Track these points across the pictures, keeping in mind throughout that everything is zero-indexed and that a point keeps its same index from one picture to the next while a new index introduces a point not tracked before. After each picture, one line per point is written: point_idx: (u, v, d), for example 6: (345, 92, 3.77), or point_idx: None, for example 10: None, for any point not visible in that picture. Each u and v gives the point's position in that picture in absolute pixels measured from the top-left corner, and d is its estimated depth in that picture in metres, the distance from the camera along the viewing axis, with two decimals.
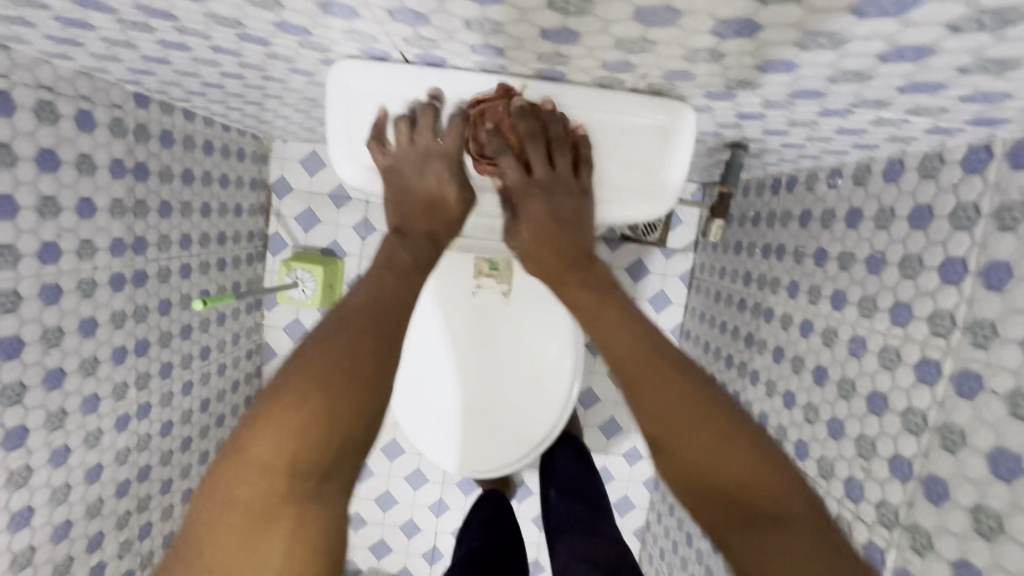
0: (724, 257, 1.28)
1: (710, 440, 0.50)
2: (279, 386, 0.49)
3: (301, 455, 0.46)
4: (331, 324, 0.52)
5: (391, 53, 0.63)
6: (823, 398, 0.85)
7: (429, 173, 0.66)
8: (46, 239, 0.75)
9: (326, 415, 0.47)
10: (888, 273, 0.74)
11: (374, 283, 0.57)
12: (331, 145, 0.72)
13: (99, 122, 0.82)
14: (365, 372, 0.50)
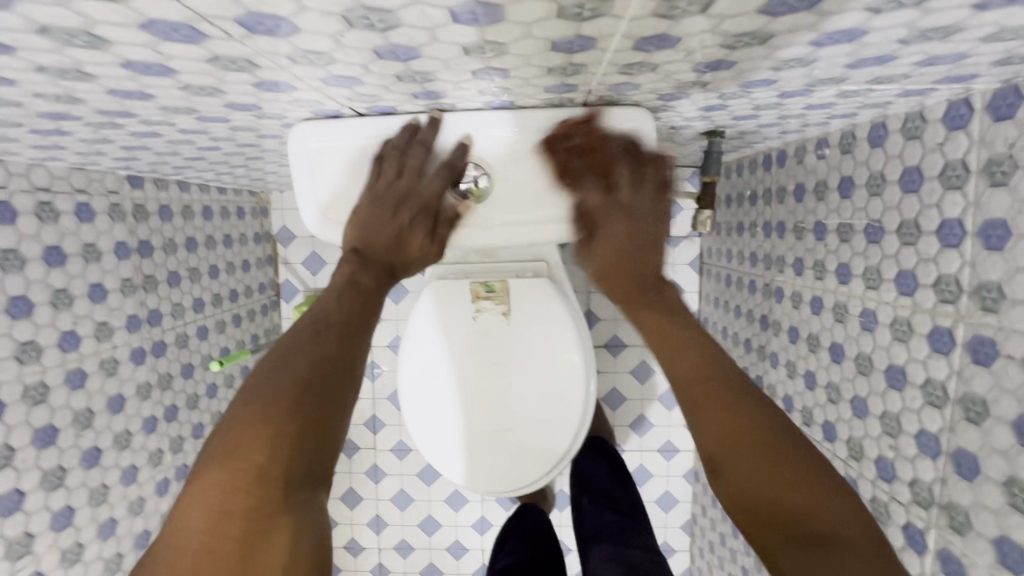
0: (728, 240, 1.24)
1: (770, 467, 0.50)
2: (263, 399, 0.48)
3: (275, 466, 0.45)
4: (306, 337, 0.53)
5: (344, 111, 0.65)
6: (843, 376, 0.81)
7: (401, 213, 0.67)
8: (64, 329, 0.80)
9: (313, 427, 0.48)
10: (888, 242, 0.71)
11: (338, 301, 0.58)
12: (304, 207, 0.73)
13: (98, 211, 0.86)
14: (341, 382, 0.51)
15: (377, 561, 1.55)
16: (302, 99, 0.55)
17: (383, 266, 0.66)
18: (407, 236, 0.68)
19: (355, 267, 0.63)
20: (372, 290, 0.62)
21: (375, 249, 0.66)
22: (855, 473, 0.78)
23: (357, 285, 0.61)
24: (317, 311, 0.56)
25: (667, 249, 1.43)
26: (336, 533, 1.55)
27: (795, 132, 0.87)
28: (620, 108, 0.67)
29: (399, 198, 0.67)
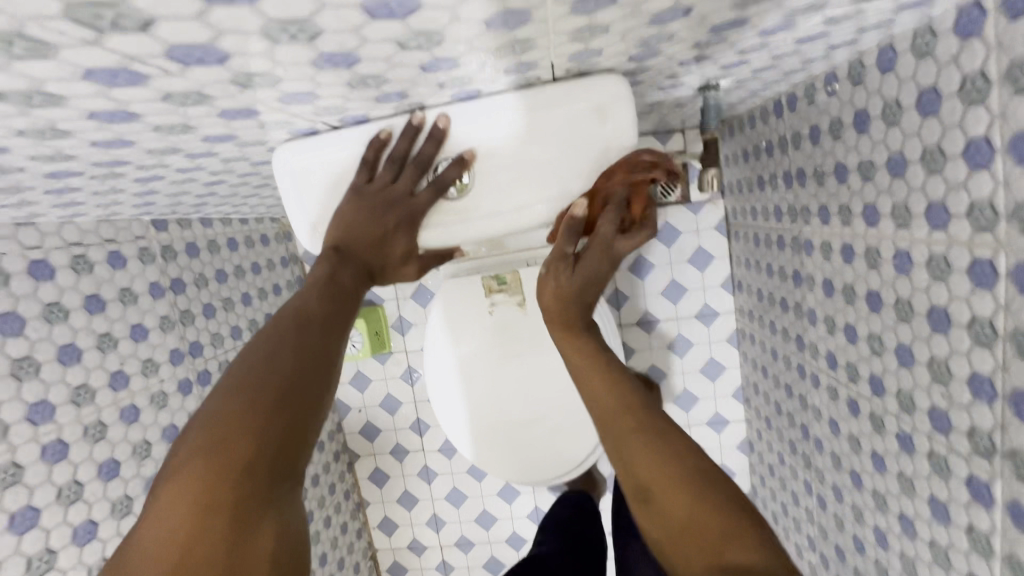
0: (752, 197, 1.18)
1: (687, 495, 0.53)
2: (245, 397, 0.49)
3: (257, 460, 0.47)
4: (290, 335, 0.55)
5: (319, 125, 0.68)
6: (884, 325, 0.75)
7: (388, 215, 0.69)
8: (113, 369, 0.86)
9: (294, 428, 0.50)
10: (912, 174, 0.65)
11: (319, 297, 0.60)
12: (299, 226, 0.75)
13: (129, 256, 0.92)
14: (319, 379, 0.54)
15: (441, 558, 1.59)
16: (271, 118, 0.56)
17: (362, 265, 0.68)
18: (392, 239, 0.70)
19: (336, 265, 0.65)
20: (351, 288, 0.64)
21: (356, 249, 0.68)
22: (909, 427, 0.72)
23: (337, 283, 0.63)
24: (297, 307, 0.58)
25: (690, 216, 1.38)
26: (398, 535, 1.60)
27: (800, 72, 0.81)
28: (594, 79, 0.66)
29: (389, 204, 0.69)
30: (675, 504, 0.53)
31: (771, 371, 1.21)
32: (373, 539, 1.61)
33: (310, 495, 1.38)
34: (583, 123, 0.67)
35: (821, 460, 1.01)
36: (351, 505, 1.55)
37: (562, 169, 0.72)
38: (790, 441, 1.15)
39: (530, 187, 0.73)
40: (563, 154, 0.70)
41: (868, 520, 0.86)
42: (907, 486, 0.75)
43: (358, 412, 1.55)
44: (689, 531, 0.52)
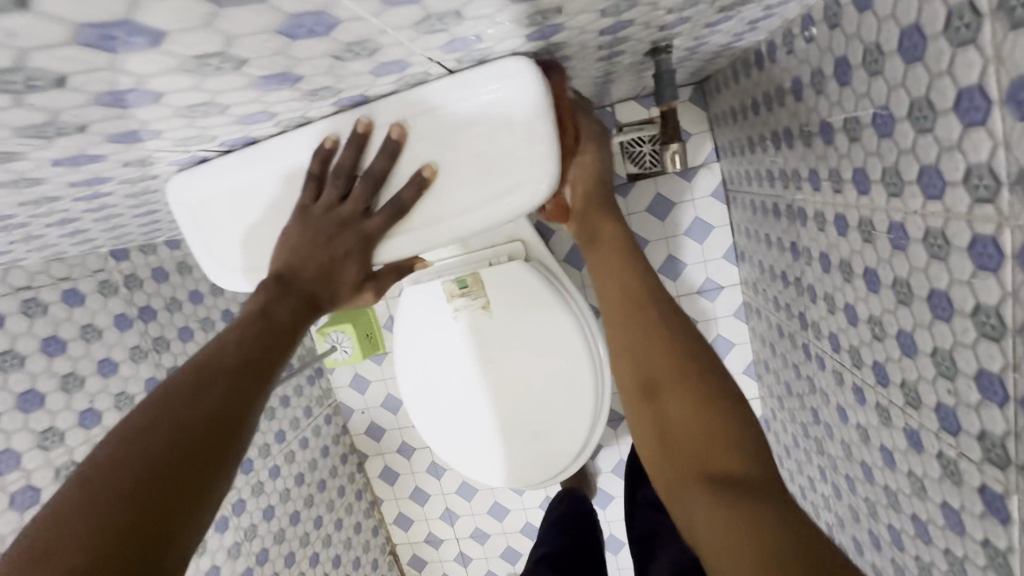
0: (745, 158, 1.06)
1: (694, 391, 0.59)
2: (103, 478, 0.44)
3: (110, 538, 0.41)
4: (187, 392, 0.50)
5: (205, 152, 0.62)
6: (882, 307, 0.65)
7: (337, 241, 0.63)
8: (81, 408, 0.86)
9: (161, 509, 0.44)
10: (901, 133, 0.54)
11: (237, 344, 0.56)
12: (211, 260, 0.70)
13: (87, 291, 0.91)
14: (211, 444, 0.48)
15: (459, 550, 1.60)
16: (135, 155, 0.51)
17: (306, 296, 0.63)
18: (340, 266, 0.64)
19: (271, 298, 0.61)
20: (275, 329, 0.59)
21: (302, 278, 0.63)
22: (915, 423, 0.63)
23: (264, 322, 0.58)
24: (206, 355, 0.54)
25: (683, 184, 1.27)
26: (414, 529, 1.61)
27: (773, 16, 0.69)
28: (515, 66, 0.58)
29: (338, 226, 0.62)
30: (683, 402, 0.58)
31: (779, 349, 1.12)
32: (390, 534, 1.63)
33: (318, 501, 1.39)
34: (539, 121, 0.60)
35: (833, 447, 0.92)
36: (364, 504, 1.57)
37: (494, 170, 0.62)
38: (802, 424, 1.07)
39: (486, 192, 0.63)
40: (491, 153, 0.61)
41: (882, 516, 0.78)
42: (918, 487, 0.66)
43: (362, 413, 1.54)
44: (694, 423, 0.56)
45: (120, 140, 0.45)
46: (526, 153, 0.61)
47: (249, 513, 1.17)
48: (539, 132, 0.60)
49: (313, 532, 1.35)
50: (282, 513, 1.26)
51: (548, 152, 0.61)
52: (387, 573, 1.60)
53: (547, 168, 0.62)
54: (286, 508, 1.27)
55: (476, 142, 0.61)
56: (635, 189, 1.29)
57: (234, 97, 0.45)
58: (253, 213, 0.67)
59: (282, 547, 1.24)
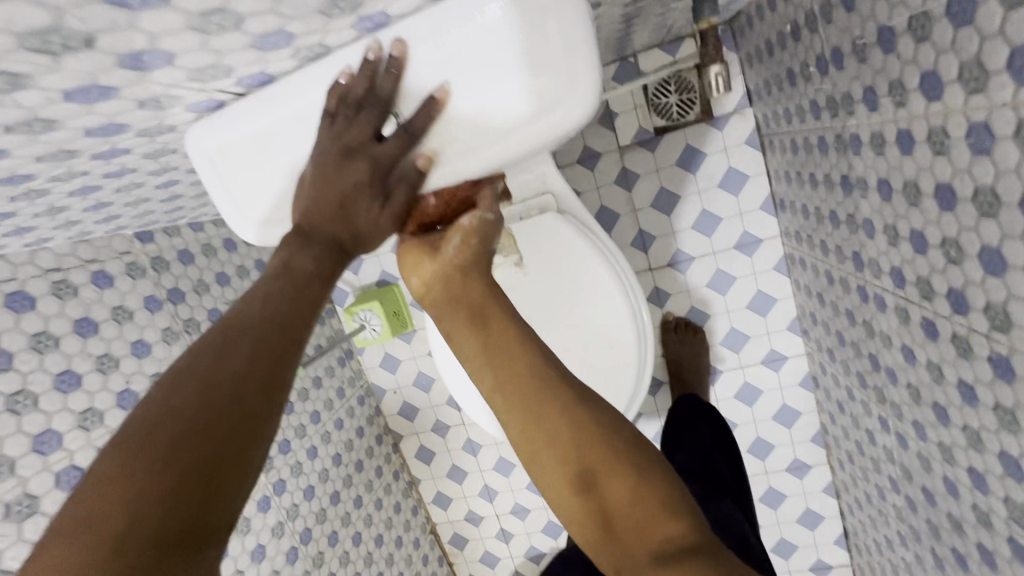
0: (783, 94, 1.00)
1: (631, 472, 0.48)
2: (138, 441, 0.42)
3: (154, 497, 0.40)
4: (217, 350, 0.47)
5: (223, 96, 0.60)
6: (959, 226, 0.59)
7: (348, 172, 0.60)
8: (119, 390, 0.86)
9: (203, 474, 0.42)
10: (986, 16, 0.47)
11: (264, 300, 0.52)
12: (242, 211, 0.70)
13: (116, 273, 0.90)
14: (248, 402, 0.46)
15: (499, 527, 1.58)
16: (151, 95, 0.49)
17: (330, 243, 0.60)
18: (354, 202, 0.60)
19: (295, 250, 0.58)
20: (303, 284, 0.55)
21: (320, 224, 0.60)
22: (1004, 349, 0.58)
23: (293, 274, 0.55)
24: (236, 313, 0.51)
25: (715, 133, 1.21)
26: (454, 508, 1.60)
27: None
28: None
29: (346, 158, 0.60)
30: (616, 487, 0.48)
31: (828, 298, 1.06)
32: (430, 513, 1.63)
33: (357, 481, 1.38)
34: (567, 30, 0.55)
35: (898, 393, 0.86)
36: (402, 484, 1.56)
37: (507, 88, 0.59)
38: (859, 375, 1.01)
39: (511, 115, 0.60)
40: (504, 70, 0.58)
41: (960, 459, 0.73)
42: (1008, 420, 0.61)
43: (394, 393, 1.53)
44: (636, 507, 0.47)
45: (131, 70, 0.42)
46: (539, 65, 0.57)
47: (290, 494, 1.16)
48: (552, 38, 0.56)
49: (354, 512, 1.34)
50: (322, 493, 1.25)
51: (581, 66, 0.57)
52: (429, 553, 1.60)
53: (581, 87, 0.58)
54: (326, 488, 1.27)
55: (493, 58, 0.57)
56: (663, 143, 1.24)
57: (248, 4, 0.40)
58: (276, 159, 0.65)
59: (324, 527, 1.24)
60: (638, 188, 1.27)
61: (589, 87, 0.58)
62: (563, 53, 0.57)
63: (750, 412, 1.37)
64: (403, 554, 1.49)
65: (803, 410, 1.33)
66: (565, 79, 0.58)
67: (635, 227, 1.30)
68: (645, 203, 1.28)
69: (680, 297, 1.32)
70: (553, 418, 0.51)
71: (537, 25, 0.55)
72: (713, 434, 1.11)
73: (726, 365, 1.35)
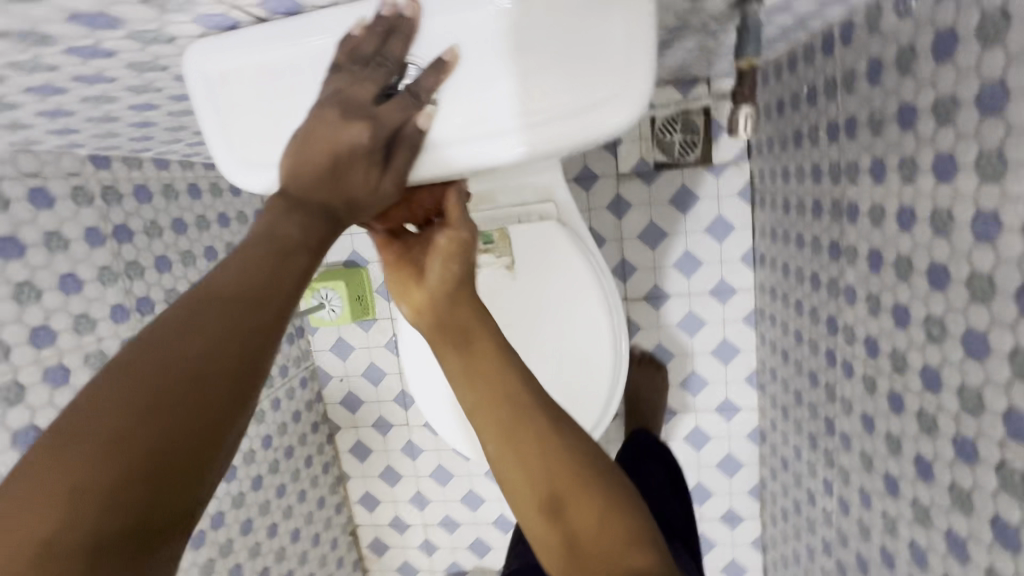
0: (783, 152, 1.03)
1: (599, 498, 0.48)
2: (83, 427, 0.34)
3: (98, 492, 0.33)
4: (185, 320, 0.39)
5: (235, 15, 0.54)
6: (947, 306, 0.61)
7: (343, 133, 0.52)
8: (33, 324, 0.76)
9: (156, 470, 0.35)
10: (1019, 108, 0.49)
11: (247, 264, 0.43)
12: (236, 149, 0.64)
13: (59, 195, 0.80)
14: (217, 386, 0.38)
15: (424, 537, 1.51)
16: None
17: (320, 211, 0.50)
18: (348, 167, 0.52)
19: (278, 214, 0.48)
20: (288, 252, 0.45)
21: (305, 188, 0.50)
22: (971, 431, 0.59)
23: (276, 237, 0.46)
24: (210, 282, 0.42)
25: (710, 179, 1.23)
26: (380, 511, 1.51)
27: None
28: None
29: (343, 115, 0.53)
30: (585, 517, 0.48)
31: (793, 356, 1.09)
32: (353, 514, 1.53)
33: (282, 467, 1.28)
34: (630, 30, 0.57)
35: (851, 460, 0.88)
36: (329, 480, 1.46)
37: (541, 72, 0.57)
38: (811, 435, 1.03)
39: (543, 99, 0.59)
40: (543, 56, 0.57)
41: (903, 532, 0.75)
42: (961, 500, 0.62)
43: (340, 381, 1.44)
44: (608, 536, 0.47)
45: None
46: (581, 58, 0.57)
47: None
48: (599, 38, 0.57)
49: (274, 500, 1.24)
50: (244, 475, 1.15)
51: (639, 72, 0.59)
52: (345, 555, 1.50)
53: (632, 91, 0.59)
54: (249, 471, 1.17)
55: (531, 39, 0.56)
56: (661, 178, 1.25)
57: None
58: (283, 96, 0.60)
59: (239, 513, 1.13)
60: (630, 216, 1.27)
61: (639, 95, 0.59)
62: (610, 55, 0.57)
63: (695, 456, 1.38)
64: (318, 554, 1.39)
65: (747, 461, 1.36)
66: (610, 80, 0.58)
67: (618, 255, 1.30)
68: (632, 233, 1.28)
69: (649, 332, 1.33)
70: (520, 437, 0.51)
71: (584, 20, 0.56)
72: (664, 470, 1.10)
73: (682, 406, 1.35)
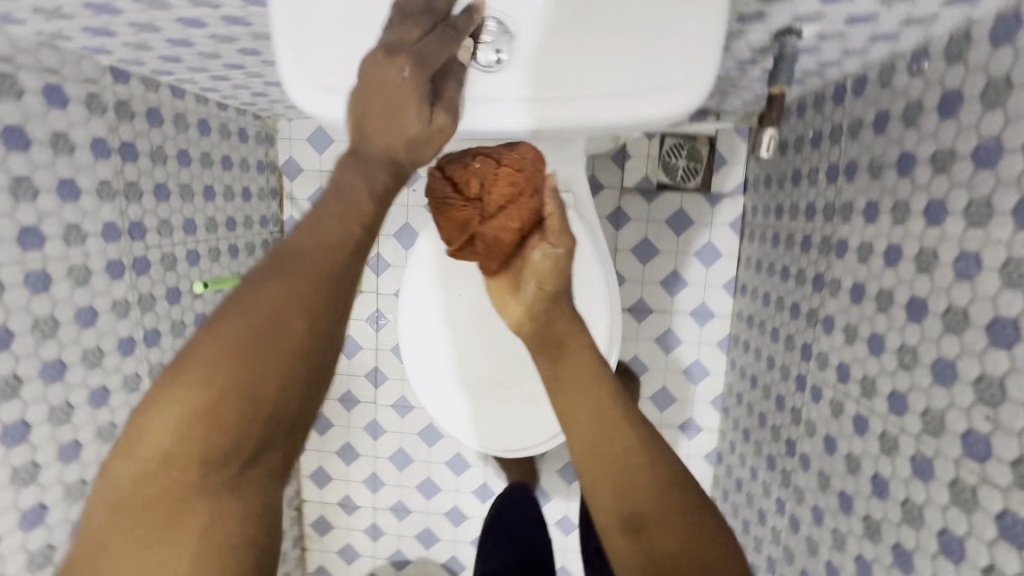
0: (778, 190, 1.12)
1: (681, 518, 0.50)
2: (194, 365, 0.39)
3: (213, 424, 0.38)
4: (281, 275, 0.43)
5: None
6: (923, 336, 0.69)
7: (397, 78, 0.53)
8: (32, 268, 0.73)
9: (254, 412, 0.39)
10: (1011, 165, 0.57)
11: (336, 220, 0.46)
12: (302, 74, 0.69)
13: (78, 142, 0.80)
14: (308, 340, 0.42)
15: (372, 521, 1.50)
16: None
17: (385, 158, 0.51)
18: (405, 110, 0.53)
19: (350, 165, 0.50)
20: (356, 203, 0.47)
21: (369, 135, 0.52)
22: (930, 451, 0.66)
23: (344, 191, 0.47)
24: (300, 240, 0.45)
25: (706, 207, 1.31)
26: (330, 488, 1.50)
27: (888, 43, 0.73)
28: None
29: (395, 61, 0.53)
30: (667, 535, 0.49)
31: (762, 380, 1.16)
32: (301, 487, 1.51)
33: None
34: (700, 27, 0.63)
35: (809, 480, 0.95)
36: None
37: (614, 66, 0.65)
38: (770, 456, 1.10)
39: (615, 90, 0.66)
40: (617, 51, 0.65)
41: (852, 547, 0.81)
42: (912, 515, 0.69)
43: None
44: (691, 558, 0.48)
45: None
46: (650, 53, 0.65)
47: None
48: (666, 37, 0.64)
49: None
50: None
51: (702, 64, 0.64)
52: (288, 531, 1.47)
53: (695, 81, 0.65)
54: None
55: (605, 39, 0.65)
56: (661, 198, 1.32)
57: None
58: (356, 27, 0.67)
59: None
60: (625, 230, 1.34)
61: (702, 85, 0.65)
62: (678, 48, 0.64)
63: None
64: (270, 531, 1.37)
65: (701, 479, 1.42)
66: (674, 73, 0.65)
67: None
68: (626, 245, 1.35)
69: (629, 342, 1.39)
70: (610, 447, 0.52)
71: (653, 21, 0.64)
72: None
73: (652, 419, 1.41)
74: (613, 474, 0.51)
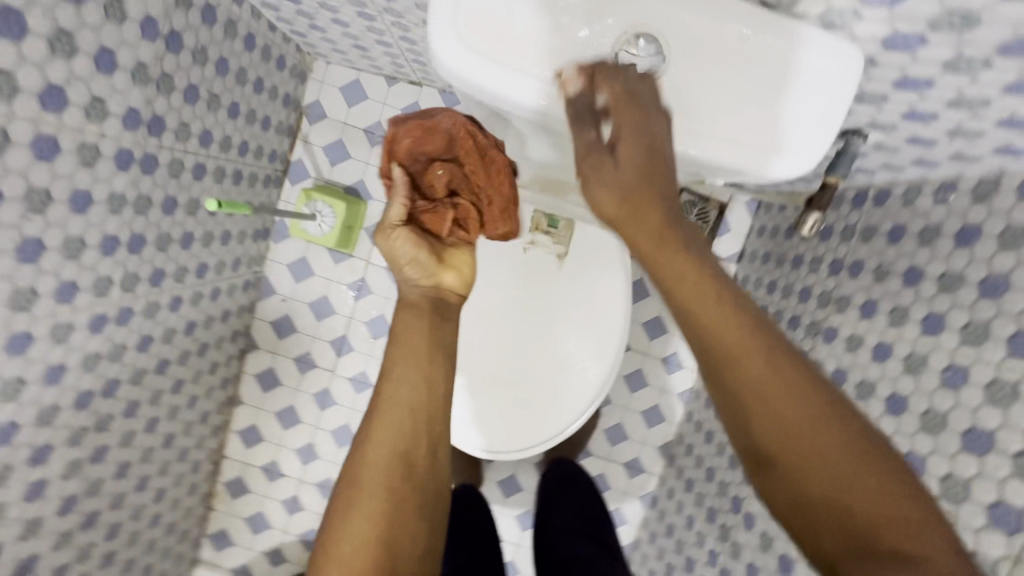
0: (776, 268, 1.21)
1: (835, 434, 0.49)
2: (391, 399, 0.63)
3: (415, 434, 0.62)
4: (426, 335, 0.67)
5: None
6: (898, 429, 0.76)
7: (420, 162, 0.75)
8: (44, 131, 0.65)
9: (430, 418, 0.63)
10: (1014, 301, 0.66)
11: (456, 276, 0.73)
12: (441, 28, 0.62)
13: (132, 15, 0.72)
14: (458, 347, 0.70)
15: (293, 494, 1.39)
16: None
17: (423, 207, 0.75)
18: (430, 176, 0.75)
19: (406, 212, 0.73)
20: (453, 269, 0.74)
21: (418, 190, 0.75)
22: None
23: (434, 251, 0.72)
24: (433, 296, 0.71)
25: None
26: (258, 450, 1.39)
27: (921, 167, 0.83)
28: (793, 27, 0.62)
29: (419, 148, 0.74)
30: (821, 460, 0.49)
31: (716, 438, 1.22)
32: (225, 444, 1.39)
33: (190, 362, 1.14)
34: (830, 101, 0.64)
35: (750, 538, 1.00)
36: (220, 411, 1.33)
37: (739, 109, 0.64)
38: (710, 510, 1.16)
39: (732, 131, 0.65)
40: (746, 95, 0.64)
41: None
42: None
43: (282, 301, 1.36)
44: (853, 482, 0.48)
45: None
46: (778, 108, 0.64)
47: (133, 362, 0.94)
48: (797, 97, 0.64)
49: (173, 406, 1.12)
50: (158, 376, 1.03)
51: (819, 138, 0.65)
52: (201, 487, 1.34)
53: (809, 151, 0.66)
54: (164, 373, 1.05)
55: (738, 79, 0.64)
56: None
57: None
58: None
59: (137, 418, 1.00)
60: None
61: (812, 158, 0.66)
62: (804, 112, 0.64)
63: None
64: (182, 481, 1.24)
65: (631, 520, 1.45)
66: (790, 137, 0.65)
67: None
68: None
69: None
70: (744, 368, 0.52)
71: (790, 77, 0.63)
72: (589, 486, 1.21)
73: (603, 449, 1.44)
74: (759, 399, 0.52)
